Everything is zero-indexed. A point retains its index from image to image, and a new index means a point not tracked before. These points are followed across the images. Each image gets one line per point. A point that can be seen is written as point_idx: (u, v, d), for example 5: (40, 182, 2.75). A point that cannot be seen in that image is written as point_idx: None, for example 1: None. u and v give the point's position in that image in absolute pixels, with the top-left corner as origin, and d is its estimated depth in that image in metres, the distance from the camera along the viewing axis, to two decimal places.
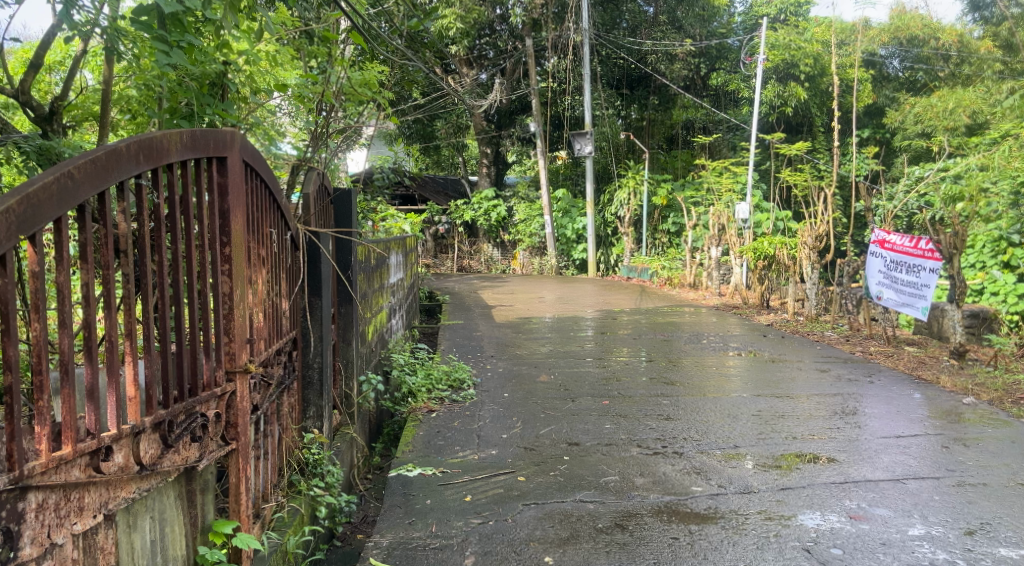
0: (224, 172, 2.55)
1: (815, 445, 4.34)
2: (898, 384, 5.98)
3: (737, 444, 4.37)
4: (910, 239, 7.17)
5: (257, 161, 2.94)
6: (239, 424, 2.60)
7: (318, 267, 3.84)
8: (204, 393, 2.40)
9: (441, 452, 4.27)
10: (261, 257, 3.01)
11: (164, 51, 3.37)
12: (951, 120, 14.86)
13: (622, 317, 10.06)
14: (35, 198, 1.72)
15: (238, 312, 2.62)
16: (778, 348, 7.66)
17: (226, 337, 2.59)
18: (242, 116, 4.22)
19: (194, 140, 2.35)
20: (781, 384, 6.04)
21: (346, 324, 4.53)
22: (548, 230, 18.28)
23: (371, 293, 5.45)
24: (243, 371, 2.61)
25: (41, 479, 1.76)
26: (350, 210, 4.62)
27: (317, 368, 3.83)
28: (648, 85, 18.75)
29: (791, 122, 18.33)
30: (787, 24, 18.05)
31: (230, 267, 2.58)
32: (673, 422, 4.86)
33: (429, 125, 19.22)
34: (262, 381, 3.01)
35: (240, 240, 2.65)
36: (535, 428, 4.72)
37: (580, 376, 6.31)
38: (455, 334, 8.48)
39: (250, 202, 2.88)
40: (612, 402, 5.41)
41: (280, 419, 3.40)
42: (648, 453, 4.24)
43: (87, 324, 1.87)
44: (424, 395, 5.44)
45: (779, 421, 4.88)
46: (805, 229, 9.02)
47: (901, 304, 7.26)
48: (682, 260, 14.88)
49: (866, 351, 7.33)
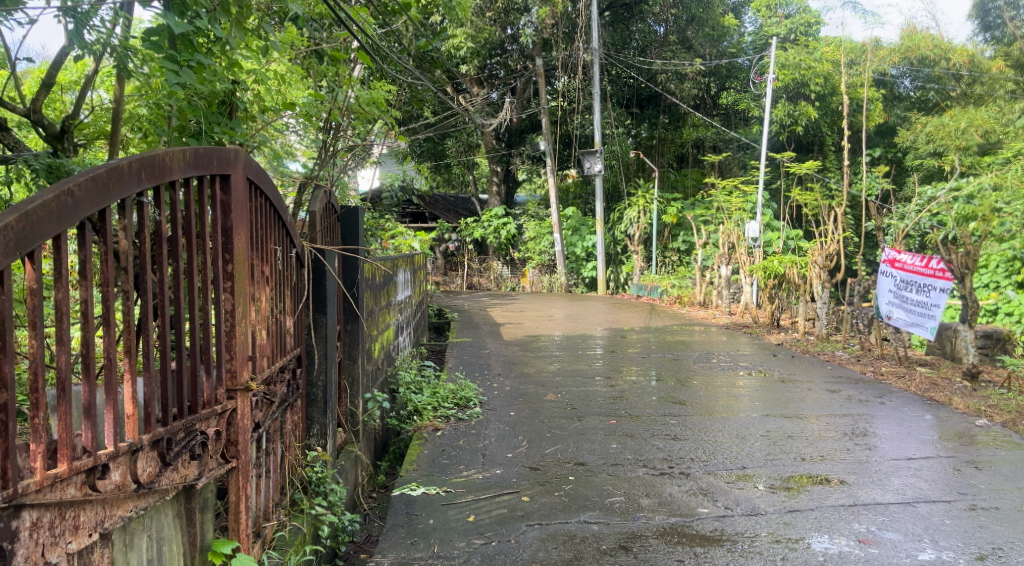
0: (228, 191, 2.56)
1: (823, 467, 4.28)
2: (910, 406, 5.89)
3: (744, 465, 4.32)
4: (921, 259, 7.11)
5: (261, 178, 2.94)
6: (239, 442, 2.59)
7: (323, 283, 3.85)
8: (204, 411, 2.39)
9: (445, 472, 4.23)
10: (265, 275, 3.02)
11: (174, 70, 3.46)
12: (963, 140, 14.81)
13: (631, 336, 10.02)
14: (35, 215, 1.72)
15: (241, 329, 2.61)
16: (788, 368, 7.60)
17: (227, 355, 2.57)
18: (250, 136, 4.27)
19: (198, 158, 2.35)
20: (789, 404, 5.99)
21: (352, 342, 4.54)
22: (558, 248, 18.23)
23: (378, 310, 5.46)
24: (244, 389, 2.59)
25: (36, 497, 1.74)
26: (357, 227, 4.63)
27: (322, 386, 3.82)
28: (658, 104, 18.97)
29: (801, 140, 18.32)
30: (797, 44, 17.98)
31: (232, 285, 2.58)
32: (680, 442, 4.81)
33: (439, 144, 19.26)
34: (265, 399, 3.00)
35: (242, 258, 2.64)
36: (541, 447, 4.69)
37: (588, 395, 6.27)
38: (463, 352, 8.47)
39: (254, 220, 2.88)
40: (618, 422, 5.37)
41: (283, 437, 3.39)
42: (654, 473, 4.20)
43: (86, 343, 1.85)
44: (430, 413, 5.42)
45: (787, 442, 4.83)
46: (815, 248, 8.98)
47: (910, 324, 7.18)
48: (692, 278, 14.87)
49: (878, 371, 7.27)
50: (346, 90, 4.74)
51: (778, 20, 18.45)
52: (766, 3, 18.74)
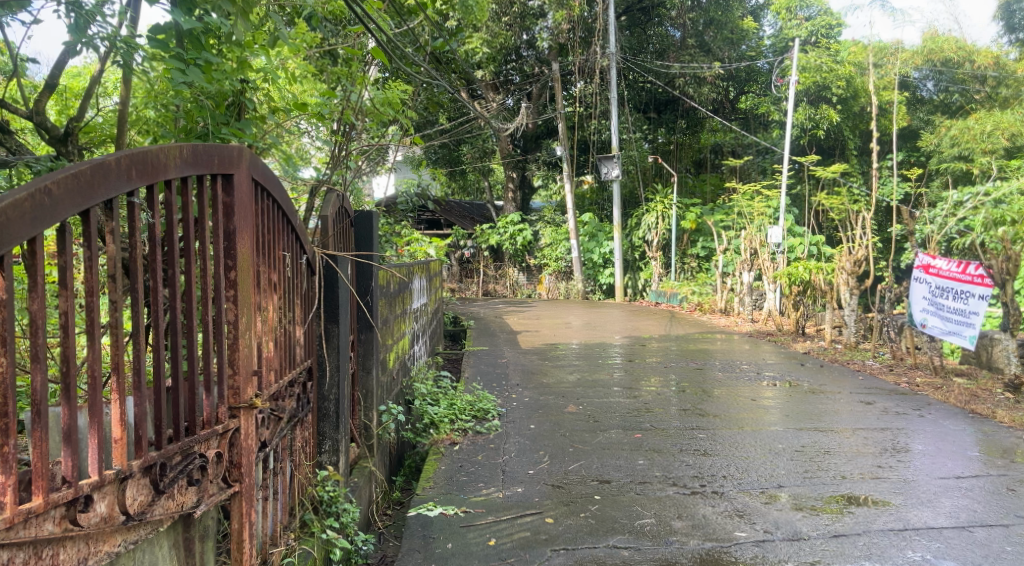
0: (229, 192, 2.35)
1: (866, 487, 4.01)
2: (951, 420, 5.59)
3: (780, 484, 4.07)
4: (957, 264, 6.84)
5: (268, 179, 2.75)
6: (242, 465, 2.38)
7: (335, 292, 3.65)
8: (202, 431, 2.17)
9: (464, 490, 4.02)
10: (272, 283, 2.83)
11: (180, 69, 3.34)
12: (989, 144, 14.50)
13: (651, 344, 9.76)
14: (3, 214, 1.52)
15: (245, 343, 2.39)
16: (818, 379, 7.30)
17: (229, 370, 2.36)
18: (260, 137, 4.07)
19: (196, 155, 2.14)
20: (820, 417, 5.72)
21: (365, 352, 4.37)
22: (574, 254, 17.98)
23: (393, 319, 5.27)
24: (248, 407, 2.38)
25: (5, 536, 1.54)
26: (372, 233, 4.45)
27: (334, 401, 3.64)
28: (675, 109, 18.66)
29: (823, 144, 17.97)
30: (818, 46, 17.64)
31: (235, 294, 2.36)
32: (711, 458, 4.57)
33: (454, 150, 19.11)
34: (271, 416, 2.81)
35: (246, 264, 2.44)
36: (564, 463, 4.46)
37: (610, 407, 6.03)
38: (481, 361, 8.26)
39: (261, 222, 2.68)
40: (644, 435, 5.12)
41: (292, 455, 3.21)
42: (685, 492, 3.96)
43: (65, 358, 1.64)
44: (447, 426, 5.19)
45: (823, 458, 4.57)
46: (843, 254, 8.70)
47: (946, 332, 6.90)
48: (712, 285, 14.61)
49: (912, 382, 6.97)
50: (358, 90, 4.55)
51: (799, 23, 17.92)
52: (786, 6, 18.32)
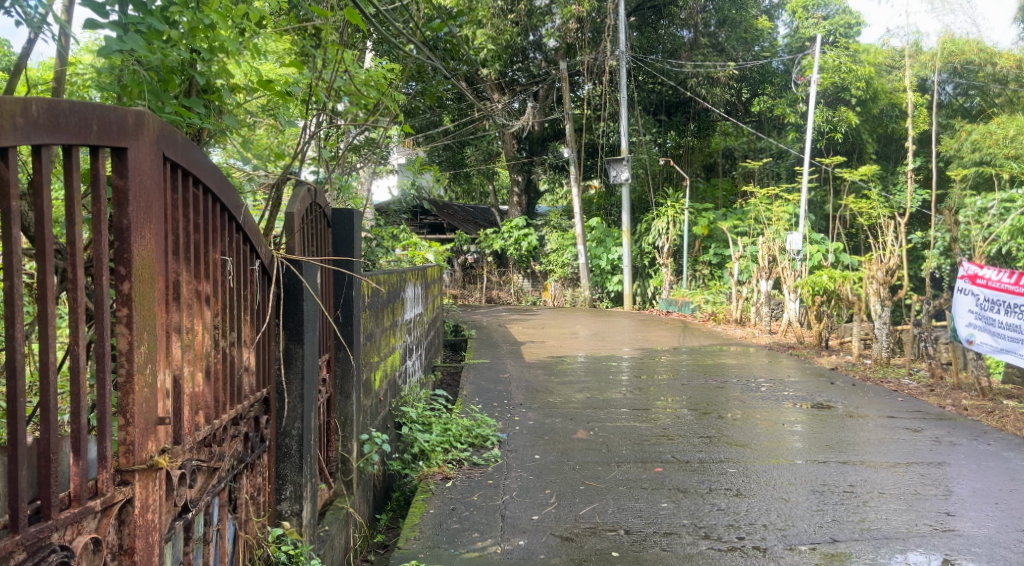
0: (122, 173, 1.73)
1: (940, 544, 3.33)
2: (1013, 452, 4.91)
3: (833, 538, 3.40)
4: (1010, 275, 6.19)
5: (193, 162, 2.10)
6: (136, 550, 1.73)
7: (298, 306, 2.97)
8: (67, 513, 1.54)
9: (454, 542, 3.35)
10: (200, 295, 2.17)
11: (116, 36, 2.65)
12: (1014, 148, 13.72)
13: (663, 358, 9.09)
14: None
15: (142, 382, 1.76)
16: (852, 400, 6.60)
17: (121, 419, 1.73)
18: (223, 121, 3.34)
19: (53, 118, 1.52)
20: (863, 447, 5.04)
21: (343, 374, 3.74)
22: (581, 260, 17.27)
23: (379, 333, 4.60)
24: (146, 467, 1.75)
25: None
26: (352, 235, 3.79)
27: (296, 437, 2.97)
28: (686, 111, 17.87)
29: (839, 149, 17.27)
30: (837, 47, 16.95)
31: (128, 314, 1.73)
32: (746, 500, 3.90)
33: (458, 151, 18.15)
34: (197, 469, 2.16)
35: (150, 271, 1.80)
36: (574, 507, 3.80)
37: (625, 433, 5.34)
38: (480, 376, 7.58)
39: (182, 219, 2.03)
40: (665, 470, 4.45)
41: (237, 510, 2.56)
42: (721, 548, 3.29)
43: None
44: (440, 457, 4.52)
45: (879, 502, 3.89)
46: (874, 263, 8.01)
47: (998, 349, 6.22)
48: (727, 293, 13.93)
49: (959, 405, 6.28)
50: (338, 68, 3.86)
51: (816, 22, 17.49)
52: (803, 5, 17.78)
